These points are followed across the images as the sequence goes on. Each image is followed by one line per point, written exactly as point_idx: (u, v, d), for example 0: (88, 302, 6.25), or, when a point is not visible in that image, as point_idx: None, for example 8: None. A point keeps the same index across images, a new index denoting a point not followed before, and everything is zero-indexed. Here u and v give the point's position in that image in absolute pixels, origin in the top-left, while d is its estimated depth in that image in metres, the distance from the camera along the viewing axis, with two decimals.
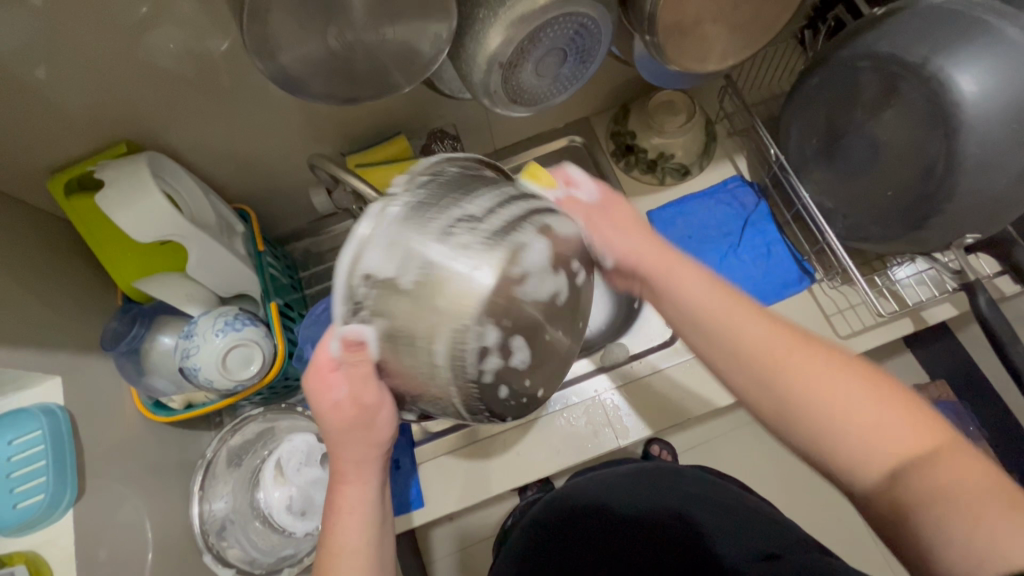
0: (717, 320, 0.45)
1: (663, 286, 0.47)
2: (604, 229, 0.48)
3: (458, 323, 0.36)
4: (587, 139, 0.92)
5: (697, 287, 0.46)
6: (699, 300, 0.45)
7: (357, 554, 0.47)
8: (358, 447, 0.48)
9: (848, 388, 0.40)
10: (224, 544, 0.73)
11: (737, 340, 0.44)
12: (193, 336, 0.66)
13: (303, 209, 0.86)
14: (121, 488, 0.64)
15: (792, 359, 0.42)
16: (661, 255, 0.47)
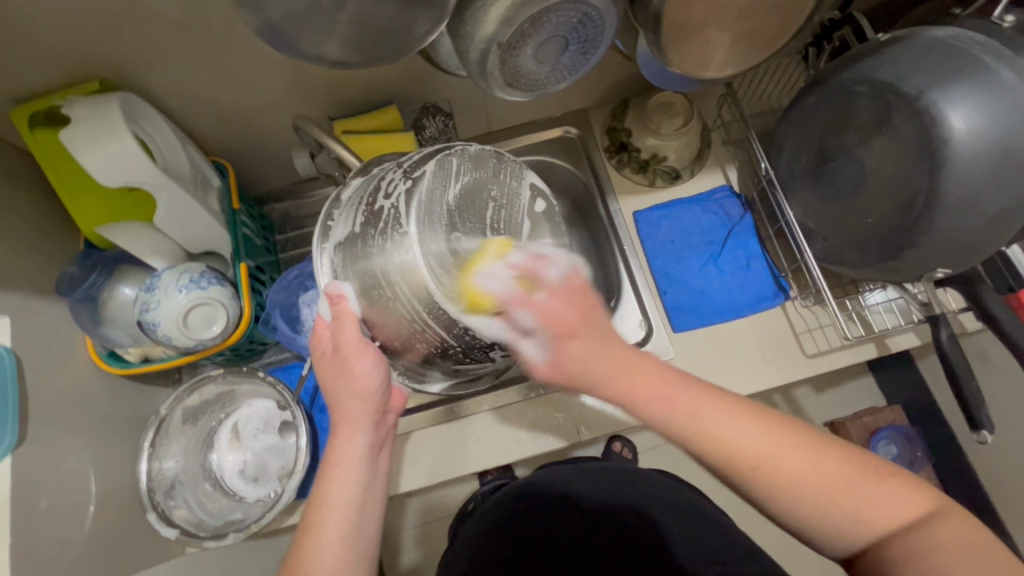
0: (687, 429, 0.41)
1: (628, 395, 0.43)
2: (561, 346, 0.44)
3: (400, 245, 0.44)
4: (582, 132, 0.92)
5: (665, 394, 0.42)
6: (671, 402, 0.42)
7: (340, 505, 0.49)
8: (347, 399, 0.51)
9: (808, 461, 0.40)
10: (172, 503, 0.71)
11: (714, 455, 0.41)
12: (154, 290, 0.63)
13: (285, 170, 0.83)
14: (66, 438, 0.62)
15: (767, 468, 0.40)
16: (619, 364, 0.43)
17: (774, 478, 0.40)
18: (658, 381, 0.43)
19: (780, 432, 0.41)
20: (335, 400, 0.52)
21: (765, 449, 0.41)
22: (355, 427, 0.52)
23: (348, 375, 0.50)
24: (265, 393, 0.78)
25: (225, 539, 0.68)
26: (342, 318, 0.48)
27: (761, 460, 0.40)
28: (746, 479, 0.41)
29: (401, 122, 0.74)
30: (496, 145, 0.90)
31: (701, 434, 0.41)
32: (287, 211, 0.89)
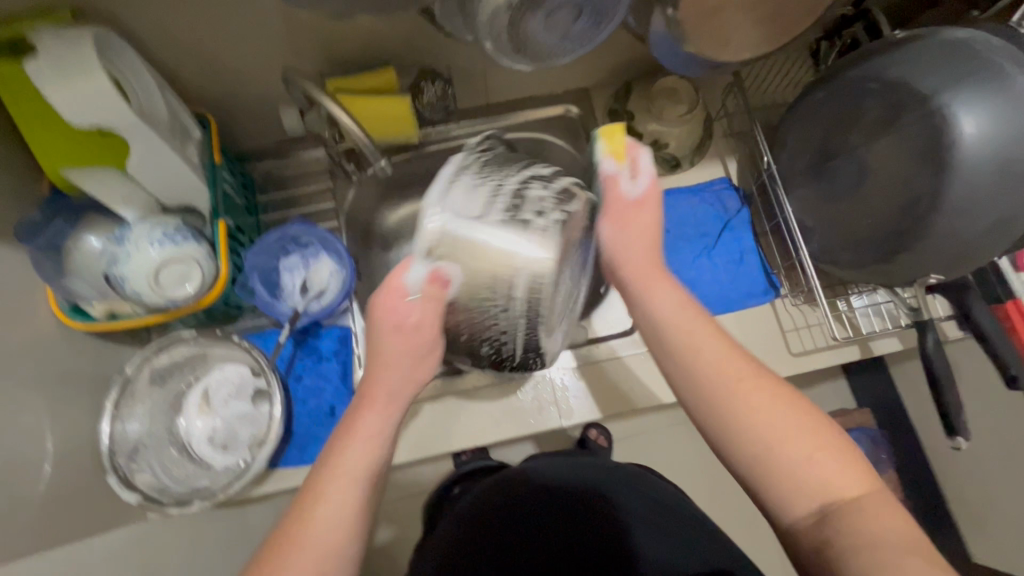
0: (678, 328, 0.49)
1: (639, 289, 0.52)
2: (626, 225, 0.54)
3: (526, 255, 0.52)
4: (583, 112, 0.89)
5: (670, 299, 0.51)
6: (671, 313, 0.50)
7: (355, 481, 0.45)
8: (398, 379, 0.50)
9: (776, 406, 0.44)
10: (135, 467, 0.68)
11: (688, 352, 0.48)
12: (124, 243, 0.60)
13: (271, 127, 0.79)
14: (21, 393, 0.58)
15: (738, 387, 0.45)
16: (646, 269, 0.52)
17: (734, 396, 0.45)
18: (668, 294, 0.51)
19: (757, 371, 0.46)
20: (377, 370, 0.50)
21: (747, 376, 0.46)
22: (386, 410, 0.49)
23: (417, 357, 0.51)
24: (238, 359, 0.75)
25: (189, 507, 0.66)
26: (431, 299, 0.51)
27: (734, 378, 0.46)
28: (708, 387, 0.46)
29: (395, 86, 0.70)
30: (493, 119, 0.87)
31: (689, 332, 0.49)
32: (269, 172, 0.85)
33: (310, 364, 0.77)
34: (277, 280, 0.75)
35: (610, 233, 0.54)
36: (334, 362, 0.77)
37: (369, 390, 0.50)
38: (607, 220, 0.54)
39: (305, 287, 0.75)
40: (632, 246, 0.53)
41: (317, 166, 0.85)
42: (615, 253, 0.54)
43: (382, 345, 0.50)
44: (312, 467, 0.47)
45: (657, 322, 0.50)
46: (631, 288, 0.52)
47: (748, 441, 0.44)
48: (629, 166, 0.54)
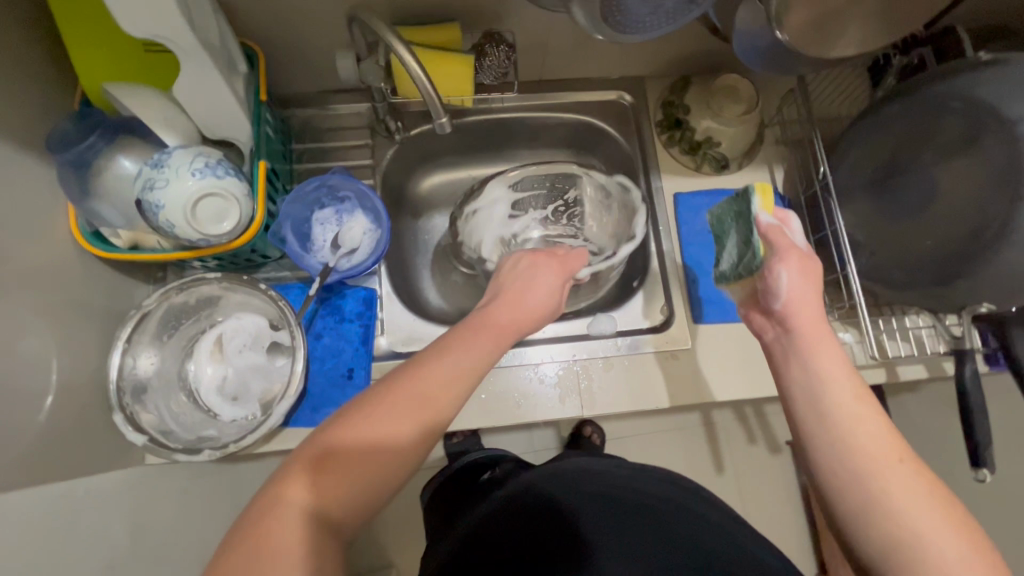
0: (841, 397, 0.47)
1: (806, 346, 0.50)
2: (802, 279, 0.51)
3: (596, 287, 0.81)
4: (636, 101, 0.86)
5: (840, 364, 0.49)
6: (835, 377, 0.48)
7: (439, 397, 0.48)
8: (519, 325, 0.61)
9: (928, 500, 0.42)
10: (141, 408, 0.64)
11: (851, 424, 0.46)
12: (161, 167, 0.55)
13: (318, 73, 0.75)
14: (30, 316, 0.54)
15: (892, 472, 0.43)
16: (816, 324, 0.51)
17: (887, 481, 0.43)
18: (835, 356, 0.49)
19: (913, 461, 0.44)
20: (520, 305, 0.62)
21: (909, 461, 0.44)
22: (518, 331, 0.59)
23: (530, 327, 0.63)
24: (257, 308, 0.72)
25: (197, 455, 0.62)
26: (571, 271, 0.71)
27: (892, 462, 0.44)
28: (858, 462, 0.44)
29: (457, 43, 0.67)
30: (544, 95, 0.84)
31: (852, 399, 0.47)
32: (307, 121, 0.80)
33: (331, 323, 0.74)
34: (309, 232, 0.72)
35: (789, 282, 0.51)
36: (356, 323, 0.74)
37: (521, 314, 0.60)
38: (785, 270, 0.51)
39: (336, 242, 0.72)
40: (810, 300, 0.51)
41: (358, 121, 0.81)
42: (792, 306, 0.51)
43: (531, 299, 0.63)
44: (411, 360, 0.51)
45: (816, 380, 0.48)
46: (800, 339, 0.50)
47: (899, 523, 0.42)
48: (782, 222, 0.55)
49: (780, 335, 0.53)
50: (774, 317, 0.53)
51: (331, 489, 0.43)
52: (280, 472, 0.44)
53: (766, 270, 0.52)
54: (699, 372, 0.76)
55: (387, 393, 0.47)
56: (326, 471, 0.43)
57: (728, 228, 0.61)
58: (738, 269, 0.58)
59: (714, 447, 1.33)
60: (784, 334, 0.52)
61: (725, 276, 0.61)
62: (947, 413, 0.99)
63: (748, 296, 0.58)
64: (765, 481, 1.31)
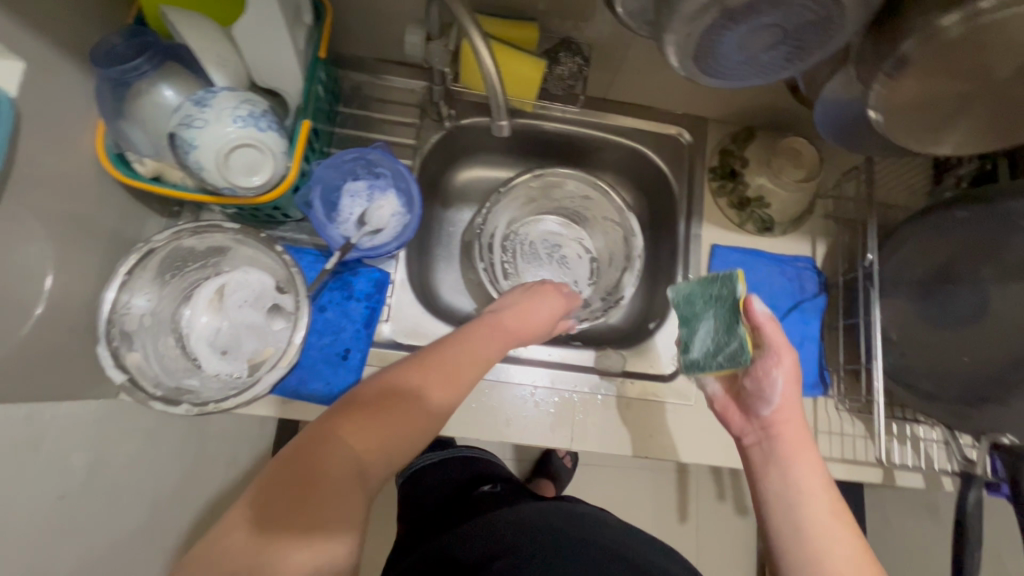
0: (817, 515, 0.47)
1: (789, 453, 0.52)
2: (791, 384, 0.53)
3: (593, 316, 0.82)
4: (695, 141, 0.84)
5: (818, 478, 0.50)
6: (814, 493, 0.49)
7: (446, 387, 0.50)
8: (529, 329, 0.64)
9: None
10: (128, 345, 0.61)
11: (829, 546, 0.46)
12: (202, 106, 0.52)
13: (381, 42, 0.72)
14: (36, 227, 0.52)
15: None
16: (800, 437, 0.53)
17: None
18: (816, 469, 0.51)
19: None
20: (529, 312, 0.65)
21: None
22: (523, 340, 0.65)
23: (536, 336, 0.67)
24: (266, 265, 0.70)
25: (174, 408, 0.59)
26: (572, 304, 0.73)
27: None
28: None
29: (533, 43, 0.64)
30: (603, 115, 0.81)
31: (824, 518, 0.47)
32: (358, 86, 0.77)
33: (337, 298, 0.71)
34: (335, 202, 0.69)
35: (783, 387, 0.53)
36: (363, 304, 0.71)
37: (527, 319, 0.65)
38: (780, 375, 0.53)
39: (362, 219, 0.70)
40: (794, 407, 0.53)
41: (409, 98, 0.78)
42: (780, 413, 0.53)
43: (543, 311, 0.67)
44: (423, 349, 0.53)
45: (795, 490, 0.49)
46: (783, 448, 0.52)
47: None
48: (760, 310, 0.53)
49: (760, 438, 0.55)
50: (757, 420, 0.55)
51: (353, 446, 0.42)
52: (294, 441, 0.43)
53: (760, 370, 0.53)
54: (697, 433, 0.73)
55: (411, 368, 0.50)
56: (343, 432, 0.43)
57: (702, 312, 0.56)
58: (716, 359, 0.53)
59: (683, 497, 1.31)
60: (768, 440, 0.54)
61: (698, 365, 0.55)
62: (927, 521, 0.97)
63: (728, 390, 0.59)
64: (727, 543, 1.29)
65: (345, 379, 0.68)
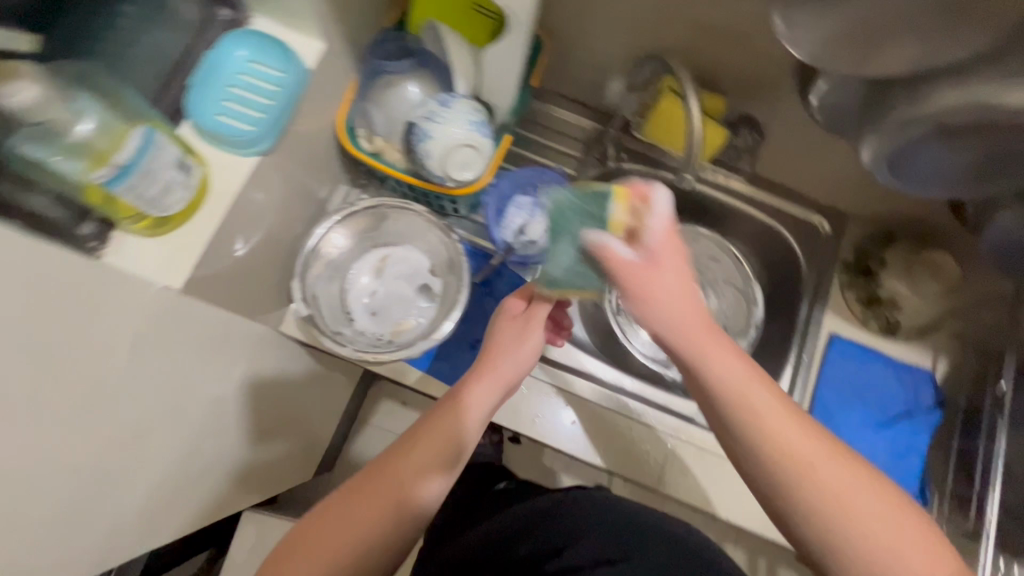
0: (777, 434, 0.45)
1: (696, 348, 0.45)
2: (662, 294, 0.44)
3: None
4: (835, 233, 0.85)
5: (736, 365, 0.46)
6: (766, 404, 0.46)
7: (395, 476, 0.51)
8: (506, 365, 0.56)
9: (888, 523, 0.44)
10: (313, 281, 0.72)
11: (798, 469, 0.45)
12: (444, 106, 0.61)
13: (575, 81, 0.81)
14: (286, 172, 0.63)
15: (845, 506, 0.44)
16: (706, 332, 0.45)
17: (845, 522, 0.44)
18: (756, 380, 0.47)
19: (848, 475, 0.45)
20: (492, 355, 0.56)
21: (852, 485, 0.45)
22: (495, 385, 0.55)
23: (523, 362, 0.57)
24: (433, 250, 0.77)
25: (330, 345, 0.69)
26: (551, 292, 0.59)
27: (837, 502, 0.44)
28: (805, 505, 0.45)
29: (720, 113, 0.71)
30: (752, 188, 0.86)
31: (787, 454, 0.45)
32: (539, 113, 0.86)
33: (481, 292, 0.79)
34: (503, 209, 0.77)
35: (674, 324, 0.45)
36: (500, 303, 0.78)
37: (475, 369, 0.56)
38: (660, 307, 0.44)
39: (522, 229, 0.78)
40: (674, 301, 0.44)
41: (580, 132, 0.86)
42: (679, 333, 0.45)
43: (504, 341, 0.57)
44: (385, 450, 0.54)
45: (725, 396, 0.46)
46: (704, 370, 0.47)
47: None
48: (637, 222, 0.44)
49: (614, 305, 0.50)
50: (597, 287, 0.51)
51: (307, 542, 0.49)
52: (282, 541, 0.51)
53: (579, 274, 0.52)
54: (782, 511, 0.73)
55: (375, 467, 0.53)
56: (298, 542, 0.49)
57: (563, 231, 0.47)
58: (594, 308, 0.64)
59: None
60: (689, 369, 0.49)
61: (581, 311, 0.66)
62: None
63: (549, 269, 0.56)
64: None
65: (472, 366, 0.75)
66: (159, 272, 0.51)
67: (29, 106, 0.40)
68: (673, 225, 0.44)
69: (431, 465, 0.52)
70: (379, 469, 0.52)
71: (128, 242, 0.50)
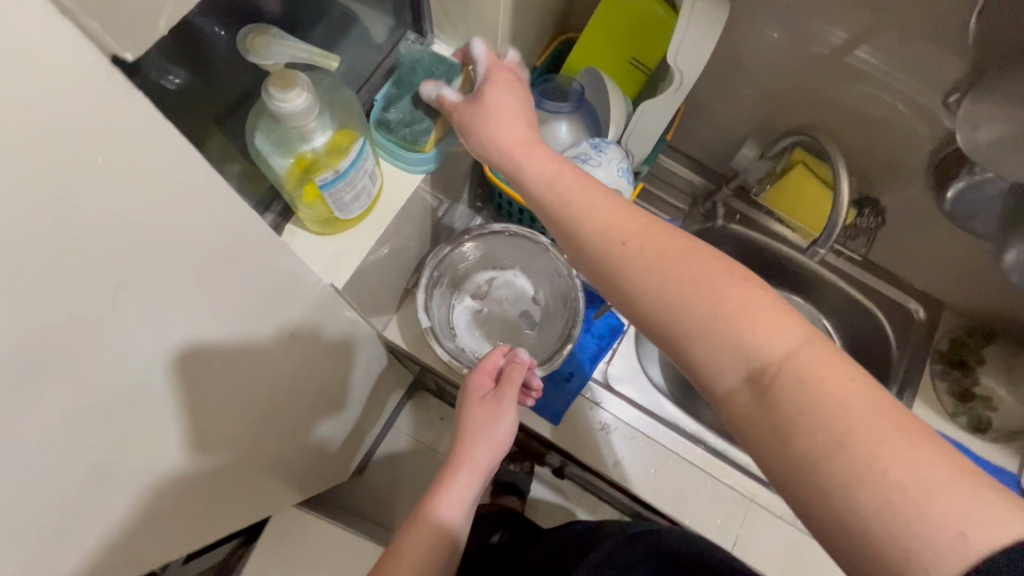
0: (611, 237, 0.39)
1: (512, 164, 0.46)
2: (481, 103, 0.48)
3: None
4: (929, 322, 0.85)
5: (574, 182, 0.43)
6: (609, 216, 0.40)
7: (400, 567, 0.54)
8: (482, 452, 0.60)
9: (757, 301, 0.34)
10: (432, 293, 0.74)
11: (639, 268, 0.38)
12: (598, 151, 0.63)
13: (697, 137, 0.84)
14: (437, 190, 0.67)
15: (721, 308, 0.35)
16: (522, 136, 0.46)
17: (714, 336, 0.35)
18: (569, 176, 0.43)
19: (684, 246, 0.38)
20: (468, 443, 0.61)
21: (737, 283, 0.35)
22: (475, 471, 0.60)
23: (501, 447, 0.62)
24: (543, 279, 0.79)
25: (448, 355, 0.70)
26: (513, 363, 0.63)
27: (710, 316, 0.35)
28: (677, 336, 0.36)
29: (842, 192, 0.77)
30: (853, 266, 0.87)
31: (617, 244, 0.39)
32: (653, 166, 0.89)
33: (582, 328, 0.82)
34: None
35: (490, 109, 0.47)
36: (595, 340, 0.82)
37: (451, 459, 0.61)
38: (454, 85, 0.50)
39: None
40: (498, 104, 0.47)
41: (687, 187, 0.90)
42: (493, 127, 0.47)
43: (471, 423, 0.61)
44: (393, 538, 0.58)
45: (546, 195, 0.43)
46: (506, 163, 0.46)
47: (790, 428, 0.32)
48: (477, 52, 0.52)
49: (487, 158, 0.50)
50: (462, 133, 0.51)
51: None
52: None
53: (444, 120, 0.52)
54: None
55: (382, 557, 0.56)
56: None
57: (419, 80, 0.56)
58: (403, 128, 0.55)
59: None
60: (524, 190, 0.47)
61: (387, 125, 0.55)
62: None
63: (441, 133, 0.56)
64: None
65: (562, 400, 0.77)
66: (326, 270, 0.53)
67: (292, 115, 0.41)
68: (499, 64, 0.50)
69: (433, 557, 0.56)
70: (384, 560, 0.56)
71: (299, 236, 0.53)
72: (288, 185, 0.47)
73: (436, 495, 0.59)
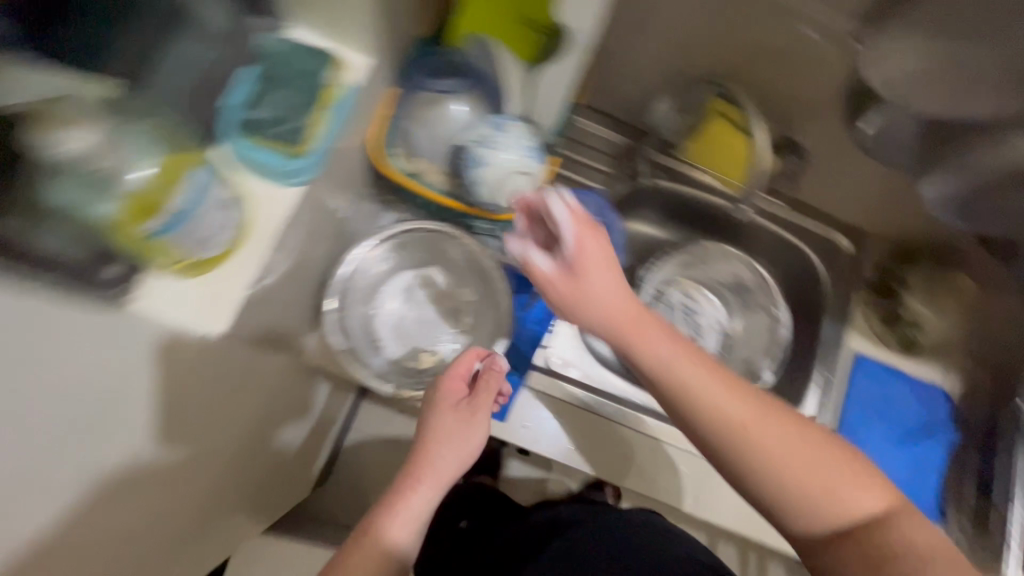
0: (712, 402, 0.47)
1: (635, 355, 0.50)
2: (588, 284, 0.49)
3: None
4: (856, 252, 0.86)
5: (665, 350, 0.49)
6: (708, 389, 0.48)
7: None
8: (446, 459, 0.55)
9: (812, 448, 0.46)
10: (343, 311, 0.68)
11: (730, 424, 0.47)
12: (498, 132, 0.59)
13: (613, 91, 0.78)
14: (329, 194, 0.58)
15: (775, 448, 0.46)
16: (637, 318, 0.50)
17: (791, 478, 0.46)
18: (671, 350, 0.49)
19: (768, 413, 0.47)
20: (432, 449, 0.55)
21: (796, 430, 0.47)
22: (439, 478, 0.55)
23: (469, 455, 0.57)
24: (464, 272, 0.73)
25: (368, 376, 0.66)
26: (492, 369, 0.60)
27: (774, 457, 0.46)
28: (752, 473, 0.47)
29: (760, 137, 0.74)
30: (781, 207, 0.85)
31: (719, 411, 0.47)
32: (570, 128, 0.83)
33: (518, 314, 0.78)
34: None
35: (596, 289, 0.49)
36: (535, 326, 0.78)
37: (414, 468, 0.55)
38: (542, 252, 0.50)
39: None
40: (606, 286, 0.49)
41: (607, 148, 0.83)
42: (602, 309, 0.49)
43: (444, 422, 0.56)
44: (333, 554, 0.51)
45: (663, 374, 0.49)
46: (629, 354, 0.50)
47: (875, 543, 0.44)
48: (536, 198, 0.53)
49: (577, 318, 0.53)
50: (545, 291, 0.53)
51: None
52: None
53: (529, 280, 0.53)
54: None
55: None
56: None
57: (284, 76, 0.50)
58: (274, 131, 0.49)
59: None
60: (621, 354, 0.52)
61: (251, 130, 0.49)
62: None
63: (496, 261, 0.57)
64: None
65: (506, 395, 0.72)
66: (198, 318, 0.44)
67: (81, 154, 0.36)
68: (580, 222, 0.49)
69: None
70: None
71: (164, 285, 0.43)
72: (117, 240, 0.39)
73: (388, 513, 0.52)
